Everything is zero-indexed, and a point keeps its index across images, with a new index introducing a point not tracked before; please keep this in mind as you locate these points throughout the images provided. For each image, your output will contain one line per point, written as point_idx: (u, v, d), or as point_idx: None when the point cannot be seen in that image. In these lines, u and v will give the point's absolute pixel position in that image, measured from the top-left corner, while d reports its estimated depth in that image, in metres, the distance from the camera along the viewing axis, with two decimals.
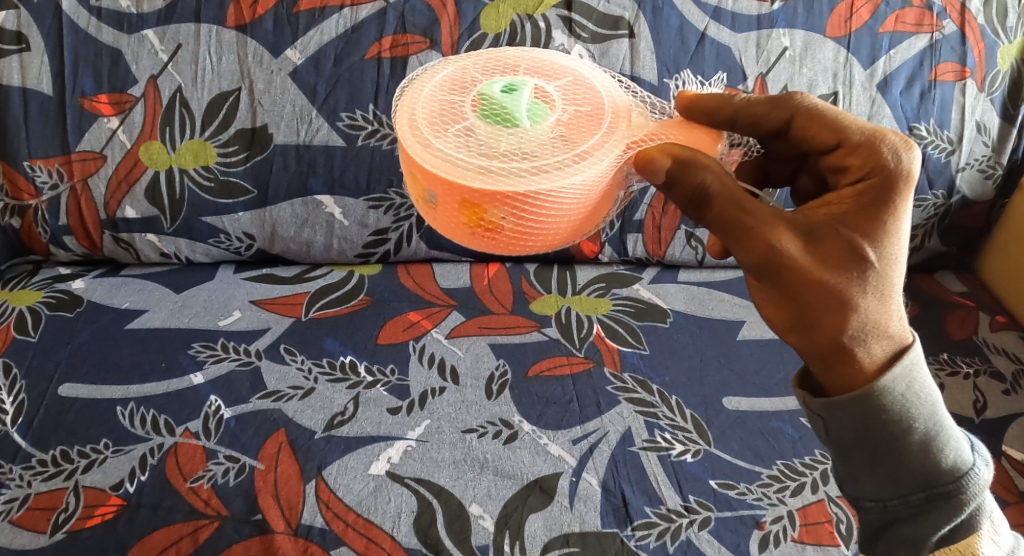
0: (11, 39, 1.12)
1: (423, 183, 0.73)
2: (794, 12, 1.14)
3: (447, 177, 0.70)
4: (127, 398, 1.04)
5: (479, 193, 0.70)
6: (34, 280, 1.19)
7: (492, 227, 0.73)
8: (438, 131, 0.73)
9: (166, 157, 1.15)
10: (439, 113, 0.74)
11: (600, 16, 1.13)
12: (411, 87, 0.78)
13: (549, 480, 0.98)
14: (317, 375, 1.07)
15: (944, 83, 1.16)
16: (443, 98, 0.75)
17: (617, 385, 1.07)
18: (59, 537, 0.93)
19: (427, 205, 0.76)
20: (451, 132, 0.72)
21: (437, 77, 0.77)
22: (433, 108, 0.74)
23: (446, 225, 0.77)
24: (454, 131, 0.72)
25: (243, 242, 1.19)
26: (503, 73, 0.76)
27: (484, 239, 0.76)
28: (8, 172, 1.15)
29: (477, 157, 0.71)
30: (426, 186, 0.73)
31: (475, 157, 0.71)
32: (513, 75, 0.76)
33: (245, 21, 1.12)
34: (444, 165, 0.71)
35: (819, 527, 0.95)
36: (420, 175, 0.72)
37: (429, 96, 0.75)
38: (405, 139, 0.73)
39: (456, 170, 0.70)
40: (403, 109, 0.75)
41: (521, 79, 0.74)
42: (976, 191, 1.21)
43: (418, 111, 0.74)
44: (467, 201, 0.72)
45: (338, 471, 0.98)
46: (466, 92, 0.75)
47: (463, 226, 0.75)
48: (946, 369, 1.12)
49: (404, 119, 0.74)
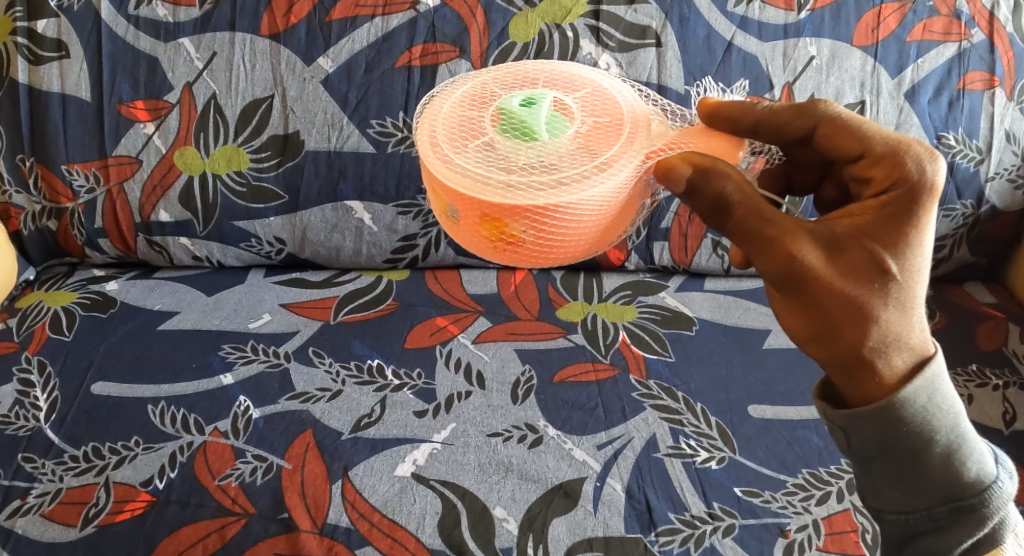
0: (51, 46, 1.15)
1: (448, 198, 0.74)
2: (821, 21, 1.15)
3: (468, 193, 0.72)
4: (158, 397, 1.06)
5: (502, 205, 0.71)
6: (69, 282, 1.22)
7: (514, 240, 0.74)
8: (461, 150, 0.74)
9: (200, 162, 1.17)
10: (459, 128, 0.75)
11: (627, 25, 1.14)
12: (432, 102, 0.79)
13: (573, 484, 0.98)
14: (344, 377, 1.08)
15: (972, 92, 1.16)
16: (460, 117, 0.75)
17: (642, 392, 1.08)
18: (89, 531, 0.94)
19: (450, 219, 0.77)
20: (474, 147, 0.73)
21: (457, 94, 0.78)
22: (454, 129, 0.75)
23: (469, 239, 0.78)
24: (475, 146, 0.73)
25: (274, 246, 1.21)
26: (522, 86, 0.77)
27: (506, 253, 0.77)
28: (46, 175, 1.18)
29: (496, 170, 0.72)
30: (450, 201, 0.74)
31: (495, 169, 0.72)
32: (533, 88, 0.77)
33: (279, 30, 1.14)
34: (464, 182, 0.72)
35: (845, 537, 0.95)
36: (442, 191, 0.74)
37: (450, 112, 0.76)
38: (426, 156, 0.74)
39: (475, 186, 0.72)
40: (425, 126, 0.77)
41: (541, 92, 0.75)
42: (1006, 201, 1.19)
43: (439, 128, 0.75)
44: (488, 216, 0.73)
45: (364, 472, 0.99)
46: (484, 105, 0.75)
47: (485, 240, 0.76)
48: (975, 380, 1.12)
49: (425, 136, 0.76)
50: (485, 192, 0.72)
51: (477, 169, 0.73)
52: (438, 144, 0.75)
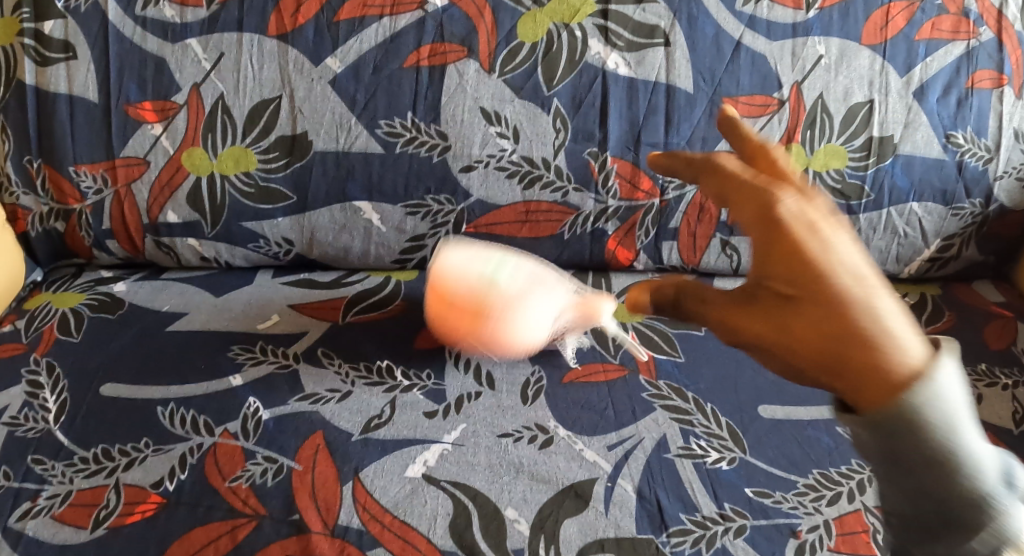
0: (58, 47, 1.14)
1: (448, 315, 0.96)
2: (830, 19, 1.14)
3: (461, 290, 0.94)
4: (168, 398, 1.06)
5: (494, 342, 0.96)
6: (77, 283, 1.22)
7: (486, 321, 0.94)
8: (448, 301, 0.95)
9: (208, 163, 1.17)
10: (450, 307, 0.95)
11: (635, 25, 1.14)
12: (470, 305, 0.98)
13: (585, 485, 0.98)
14: (354, 378, 1.08)
15: (981, 91, 1.15)
16: (443, 271, 0.96)
17: (652, 392, 1.08)
18: (99, 533, 0.94)
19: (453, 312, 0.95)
20: (467, 310, 0.94)
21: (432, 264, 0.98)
22: (445, 284, 0.95)
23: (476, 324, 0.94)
24: (485, 346, 0.97)
25: (282, 247, 1.21)
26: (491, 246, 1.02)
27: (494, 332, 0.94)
28: (53, 176, 1.17)
29: (490, 341, 0.96)
30: (449, 315, 0.96)
31: (492, 342, 0.96)
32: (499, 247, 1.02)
33: (286, 31, 1.14)
34: (467, 324, 0.95)
35: (856, 537, 0.94)
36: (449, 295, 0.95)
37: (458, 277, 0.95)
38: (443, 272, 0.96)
39: (473, 330, 0.95)
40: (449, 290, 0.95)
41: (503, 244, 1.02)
42: (1015, 200, 1.19)
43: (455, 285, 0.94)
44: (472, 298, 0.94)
45: (375, 473, 0.98)
46: (461, 272, 0.95)
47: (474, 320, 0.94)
48: (984, 380, 1.12)
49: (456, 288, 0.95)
50: (474, 332, 0.95)
51: (461, 324, 0.95)
52: (432, 296, 0.98)
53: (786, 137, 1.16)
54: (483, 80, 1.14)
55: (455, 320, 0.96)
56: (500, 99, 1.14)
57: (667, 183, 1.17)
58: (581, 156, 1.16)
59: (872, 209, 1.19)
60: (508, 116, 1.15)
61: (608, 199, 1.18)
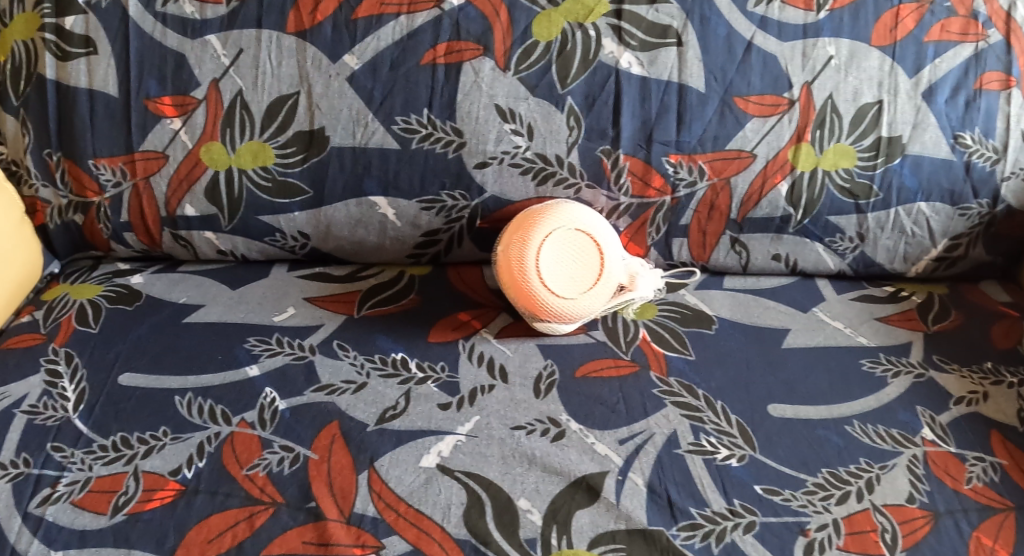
0: (79, 42, 1.16)
1: (559, 263, 1.12)
2: (841, 21, 1.16)
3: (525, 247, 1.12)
4: (185, 388, 1.07)
5: (593, 287, 1.13)
6: (94, 275, 1.24)
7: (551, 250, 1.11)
8: (565, 236, 1.12)
9: (226, 157, 1.18)
10: (578, 242, 1.12)
11: (648, 25, 1.15)
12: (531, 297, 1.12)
13: (596, 477, 1.00)
14: (369, 370, 1.09)
15: (989, 92, 1.17)
16: (557, 212, 1.13)
17: (663, 388, 1.09)
18: (119, 519, 0.95)
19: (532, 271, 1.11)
20: (590, 239, 1.12)
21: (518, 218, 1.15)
22: (568, 223, 1.12)
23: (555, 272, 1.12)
24: (569, 298, 1.12)
25: (298, 241, 1.23)
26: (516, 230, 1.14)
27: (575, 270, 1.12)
28: (73, 170, 1.19)
29: (584, 289, 1.12)
30: (555, 264, 1.12)
31: (586, 291, 1.12)
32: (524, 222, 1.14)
33: (305, 27, 1.15)
34: (597, 254, 1.13)
35: (865, 537, 0.96)
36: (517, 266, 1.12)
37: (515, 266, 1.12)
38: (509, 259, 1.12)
39: (592, 267, 1.12)
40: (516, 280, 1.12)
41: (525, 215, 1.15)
42: (1022, 201, 1.21)
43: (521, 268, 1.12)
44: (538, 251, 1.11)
45: (390, 463, 1.00)
46: (587, 216, 1.14)
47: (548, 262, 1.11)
48: (990, 378, 1.13)
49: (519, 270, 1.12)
50: (586, 274, 1.12)
51: (580, 262, 1.12)
52: (541, 240, 1.11)
53: (797, 137, 1.17)
54: (498, 78, 1.15)
55: (561, 267, 1.12)
56: (514, 97, 1.16)
57: (679, 181, 1.19)
58: (593, 154, 1.18)
59: (880, 209, 1.21)
60: (523, 114, 1.16)
61: (620, 196, 1.20)
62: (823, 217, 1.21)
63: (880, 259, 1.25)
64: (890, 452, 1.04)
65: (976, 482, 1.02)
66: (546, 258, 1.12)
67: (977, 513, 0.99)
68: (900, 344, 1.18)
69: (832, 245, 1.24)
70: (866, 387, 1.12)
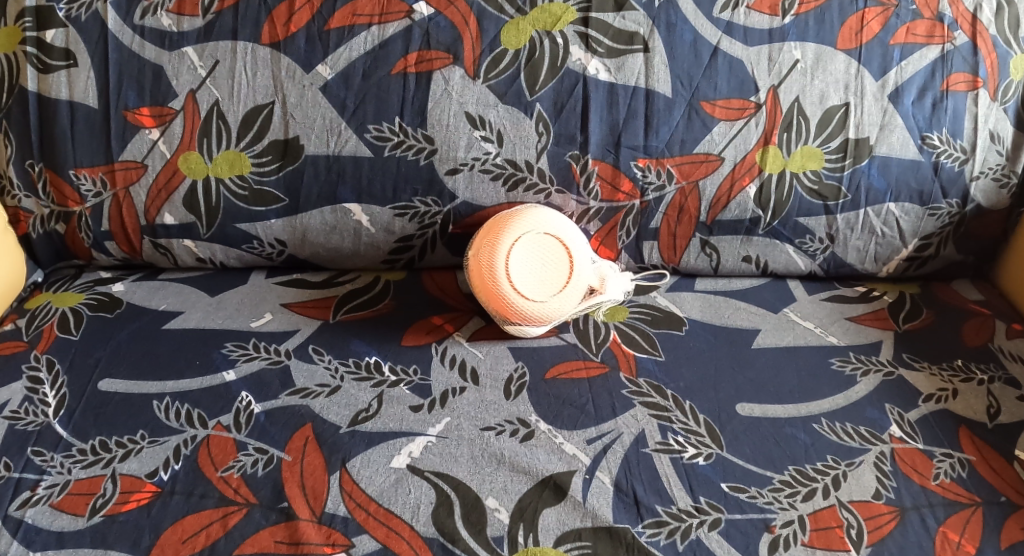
0: (59, 55, 1.18)
1: (528, 267, 1.14)
2: (805, 25, 1.18)
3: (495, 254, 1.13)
4: (163, 393, 1.10)
5: (563, 288, 1.15)
6: (77, 284, 1.26)
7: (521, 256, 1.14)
8: (535, 240, 1.14)
9: (203, 166, 1.21)
10: (547, 246, 1.14)
11: (615, 32, 1.17)
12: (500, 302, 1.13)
13: (564, 477, 1.02)
14: (343, 373, 1.12)
15: (956, 93, 1.19)
16: (525, 217, 1.15)
17: (632, 389, 1.11)
18: (96, 520, 0.97)
19: (502, 277, 1.13)
20: (559, 243, 1.15)
21: (488, 223, 1.17)
22: (537, 227, 1.15)
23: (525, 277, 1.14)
24: (539, 300, 1.13)
25: (275, 248, 1.25)
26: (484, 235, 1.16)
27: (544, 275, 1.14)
28: (54, 180, 1.21)
29: (554, 291, 1.14)
30: (525, 268, 1.14)
31: (556, 294, 1.14)
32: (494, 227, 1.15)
33: (279, 39, 1.18)
34: (567, 257, 1.15)
35: (830, 532, 0.98)
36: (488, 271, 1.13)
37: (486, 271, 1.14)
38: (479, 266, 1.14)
39: (561, 270, 1.15)
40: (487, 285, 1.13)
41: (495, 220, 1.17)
42: (991, 200, 1.23)
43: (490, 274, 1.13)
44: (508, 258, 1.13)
45: (361, 464, 1.02)
46: (556, 220, 1.17)
47: (518, 268, 1.13)
48: (960, 375, 1.15)
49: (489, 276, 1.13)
50: (555, 277, 1.14)
51: (549, 267, 1.14)
52: (511, 244, 1.14)
53: (764, 140, 1.19)
54: (468, 86, 1.18)
55: (531, 270, 1.14)
56: (484, 104, 1.18)
57: (648, 184, 1.21)
58: (563, 159, 1.20)
59: (849, 209, 1.22)
60: (492, 120, 1.18)
61: (589, 200, 1.22)
62: (792, 218, 1.23)
63: (850, 260, 1.26)
64: (856, 449, 1.06)
65: (943, 478, 1.03)
66: (516, 262, 1.14)
67: (943, 509, 1.00)
68: (869, 343, 1.19)
69: (802, 246, 1.25)
70: (834, 385, 1.14)
